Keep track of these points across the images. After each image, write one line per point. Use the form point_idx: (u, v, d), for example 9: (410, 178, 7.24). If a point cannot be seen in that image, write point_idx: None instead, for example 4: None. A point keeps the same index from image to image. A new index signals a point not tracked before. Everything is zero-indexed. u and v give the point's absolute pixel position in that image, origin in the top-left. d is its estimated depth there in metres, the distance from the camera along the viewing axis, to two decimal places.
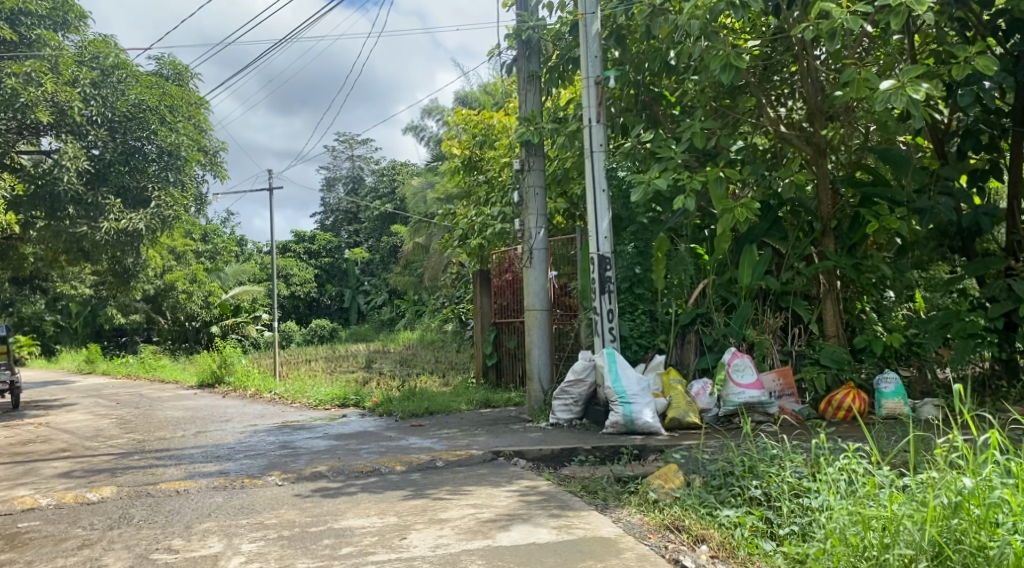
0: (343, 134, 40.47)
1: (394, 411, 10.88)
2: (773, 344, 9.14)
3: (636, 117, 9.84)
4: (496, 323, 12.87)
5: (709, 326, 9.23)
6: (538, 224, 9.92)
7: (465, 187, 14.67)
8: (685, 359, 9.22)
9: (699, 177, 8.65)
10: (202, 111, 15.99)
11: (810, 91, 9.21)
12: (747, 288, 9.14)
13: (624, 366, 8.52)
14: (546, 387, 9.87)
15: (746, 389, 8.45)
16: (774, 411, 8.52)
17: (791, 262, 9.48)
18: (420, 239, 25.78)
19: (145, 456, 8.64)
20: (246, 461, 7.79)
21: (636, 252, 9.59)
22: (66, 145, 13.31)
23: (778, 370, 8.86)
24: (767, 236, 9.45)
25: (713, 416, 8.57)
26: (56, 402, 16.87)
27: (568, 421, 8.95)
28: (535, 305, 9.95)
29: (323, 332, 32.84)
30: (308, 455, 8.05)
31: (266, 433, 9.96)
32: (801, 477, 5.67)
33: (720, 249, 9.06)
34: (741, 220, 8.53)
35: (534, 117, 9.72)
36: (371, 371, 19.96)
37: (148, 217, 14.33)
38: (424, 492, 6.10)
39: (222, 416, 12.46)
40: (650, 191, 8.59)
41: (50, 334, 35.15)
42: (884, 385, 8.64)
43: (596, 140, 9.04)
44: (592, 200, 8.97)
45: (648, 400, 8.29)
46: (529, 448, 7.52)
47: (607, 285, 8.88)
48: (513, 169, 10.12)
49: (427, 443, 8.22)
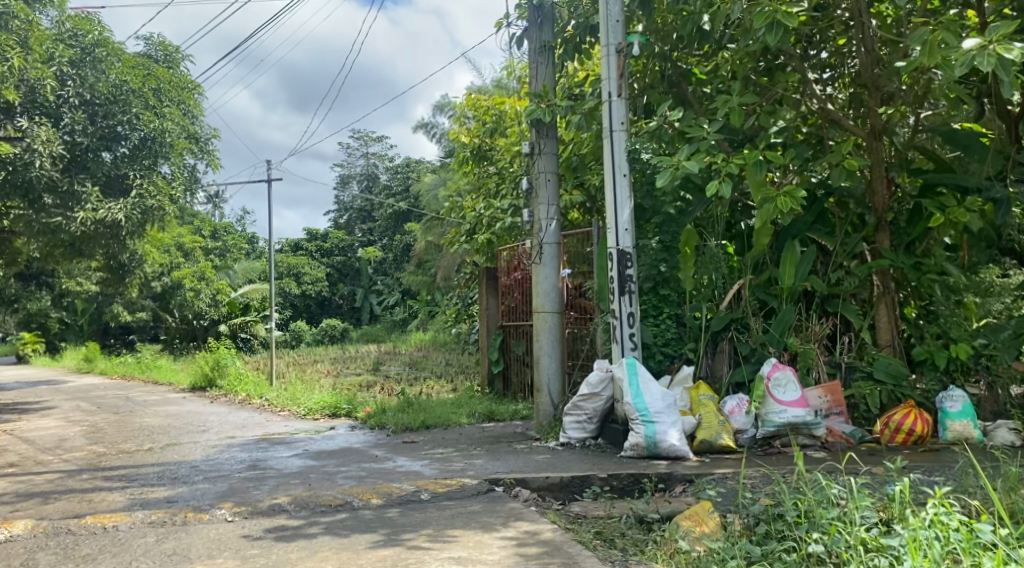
0: (357, 131, 39.49)
1: (387, 423, 9.73)
2: (820, 354, 7.89)
3: (661, 95, 8.66)
4: (503, 326, 11.65)
5: (745, 333, 8.03)
6: (550, 215, 8.78)
7: (475, 179, 13.44)
8: (717, 370, 8.01)
9: (736, 160, 7.49)
10: (195, 96, 15.05)
11: (865, 65, 7.94)
12: (789, 290, 7.91)
13: (646, 380, 7.34)
14: (557, 401, 8.69)
15: (789, 407, 7.23)
16: (822, 434, 7.27)
17: (839, 261, 8.18)
18: (432, 237, 24.60)
19: (96, 475, 7.56)
20: (202, 487, 6.67)
21: (662, 246, 8.23)
22: (38, 128, 12.27)
23: (825, 385, 7.63)
24: (811, 230, 8.15)
25: (749, 438, 7.39)
26: (38, 404, 15.78)
27: (581, 441, 7.77)
28: (545, 306, 8.79)
29: (334, 332, 31.55)
30: (275, 479, 6.91)
31: (240, 448, 8.84)
32: (872, 528, 4.54)
33: (758, 245, 7.89)
34: (784, 212, 7.33)
35: (547, 94, 8.53)
36: (377, 374, 18.88)
37: (129, 208, 13.23)
38: (399, 537, 4.96)
39: (202, 425, 11.32)
40: (679, 176, 7.46)
41: (55, 331, 34.23)
42: (950, 405, 7.42)
43: (616, 118, 7.84)
44: (611, 186, 7.80)
45: (674, 418, 7.15)
46: (533, 477, 6.36)
47: (627, 285, 7.71)
48: (522, 153, 8.94)
49: (415, 467, 7.08)
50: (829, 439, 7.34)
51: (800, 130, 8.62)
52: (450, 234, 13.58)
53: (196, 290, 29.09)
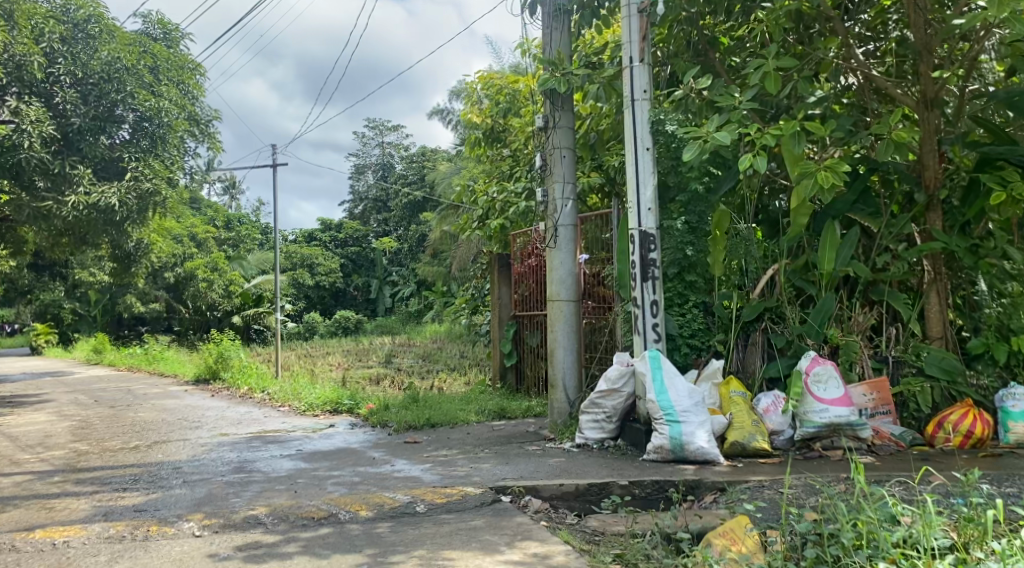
0: (373, 120, 38.88)
1: (389, 421, 9.04)
2: (864, 348, 7.13)
3: (688, 62, 7.88)
4: (516, 317, 10.94)
5: (779, 324, 7.28)
6: (565, 195, 8.06)
7: (488, 162, 12.71)
8: (749, 364, 7.28)
9: (772, 131, 6.77)
10: (195, 76, 14.38)
11: (916, 25, 7.15)
12: (830, 277, 7.14)
13: (671, 375, 6.62)
14: (572, 398, 7.98)
15: (831, 406, 6.49)
16: (868, 436, 6.52)
17: (884, 245, 7.40)
18: (448, 227, 23.90)
19: (69, 478, 6.91)
20: (177, 494, 6.01)
21: (687, 229, 7.38)
22: (27, 107, 11.65)
23: (870, 381, 6.87)
24: (852, 211, 7.37)
25: (785, 440, 6.65)
26: (34, 398, 15.19)
27: (599, 443, 7.05)
28: (560, 295, 8.05)
29: (347, 324, 30.98)
30: (259, 485, 6.24)
31: (230, 448, 8.18)
32: (950, 556, 3.90)
33: (795, 226, 7.11)
34: (825, 188, 6.58)
35: (561, 61, 7.77)
36: (389, 367, 18.26)
37: (123, 191, 12.59)
38: (386, 561, 4.30)
39: (197, 421, 10.68)
40: (708, 149, 6.73)
41: (68, 322, 33.64)
42: (1012, 404, 6.67)
43: (638, 85, 7.07)
44: (633, 162, 7.06)
45: (703, 418, 6.43)
46: (544, 485, 5.71)
47: (650, 270, 6.99)
48: (535, 128, 8.21)
49: (415, 472, 6.39)
50: (875, 442, 6.61)
51: (839, 101, 7.73)
52: (461, 220, 12.90)
53: (209, 280, 28.43)
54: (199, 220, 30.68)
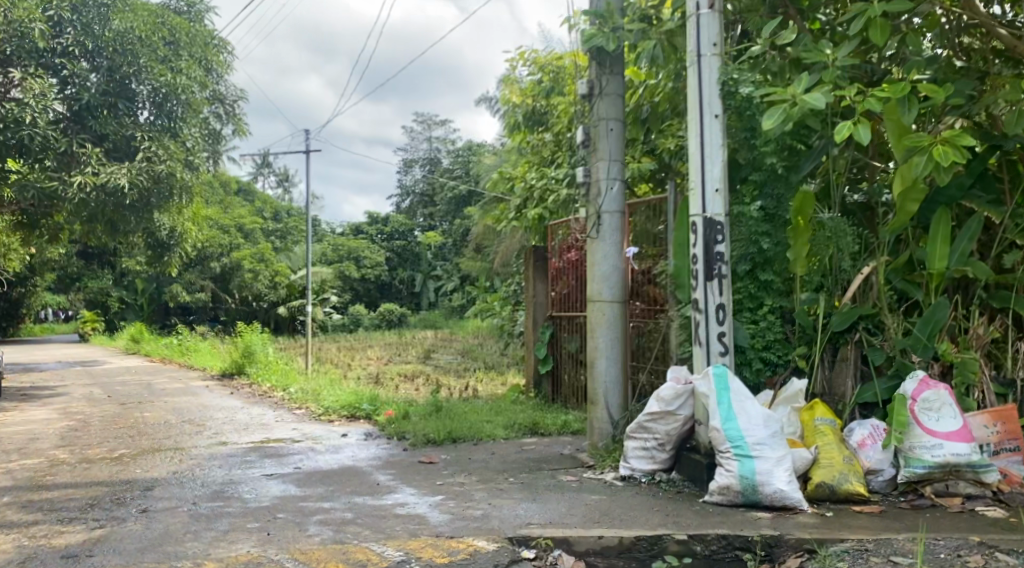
0: (422, 113, 37.93)
1: (406, 434, 7.87)
2: (984, 367, 5.75)
3: (764, 18, 6.53)
4: (553, 317, 9.68)
5: (877, 336, 5.94)
6: (611, 174, 6.77)
7: (528, 147, 11.44)
8: (838, 385, 5.95)
9: (876, 93, 5.46)
10: (220, 53, 13.49)
11: None
12: (940, 278, 5.76)
13: (741, 398, 5.30)
14: (616, 418, 6.70)
15: (946, 441, 5.15)
16: (994, 481, 5.14)
17: (1009, 240, 5.97)
18: (492, 221, 22.70)
19: (20, 499, 5.86)
20: (127, 530, 4.91)
21: (763, 215, 6.00)
22: (31, 79, 10.80)
23: (993, 410, 5.49)
24: (967, 197, 5.92)
25: (885, 482, 5.30)
26: (48, 391, 14.32)
27: (649, 476, 5.77)
28: (603, 294, 6.76)
29: (391, 317, 30.04)
30: (228, 520, 5.09)
31: (219, 464, 7.06)
32: None
33: (899, 215, 5.73)
34: (943, 165, 5.20)
35: (610, 14, 6.50)
36: (427, 363, 17.12)
37: (134, 172, 11.57)
38: None
39: (202, 424, 9.63)
40: (795, 115, 5.42)
41: (113, 310, 33.15)
42: None
43: (706, 38, 5.76)
44: (698, 131, 5.76)
45: (782, 453, 5.10)
46: (578, 537, 4.49)
47: (715, 267, 5.68)
48: (578, 96, 6.93)
49: (421, 508, 5.20)
50: (1003, 489, 5.22)
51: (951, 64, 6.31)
52: (498, 210, 11.69)
53: (254, 271, 27.64)
54: (242, 211, 30.02)
